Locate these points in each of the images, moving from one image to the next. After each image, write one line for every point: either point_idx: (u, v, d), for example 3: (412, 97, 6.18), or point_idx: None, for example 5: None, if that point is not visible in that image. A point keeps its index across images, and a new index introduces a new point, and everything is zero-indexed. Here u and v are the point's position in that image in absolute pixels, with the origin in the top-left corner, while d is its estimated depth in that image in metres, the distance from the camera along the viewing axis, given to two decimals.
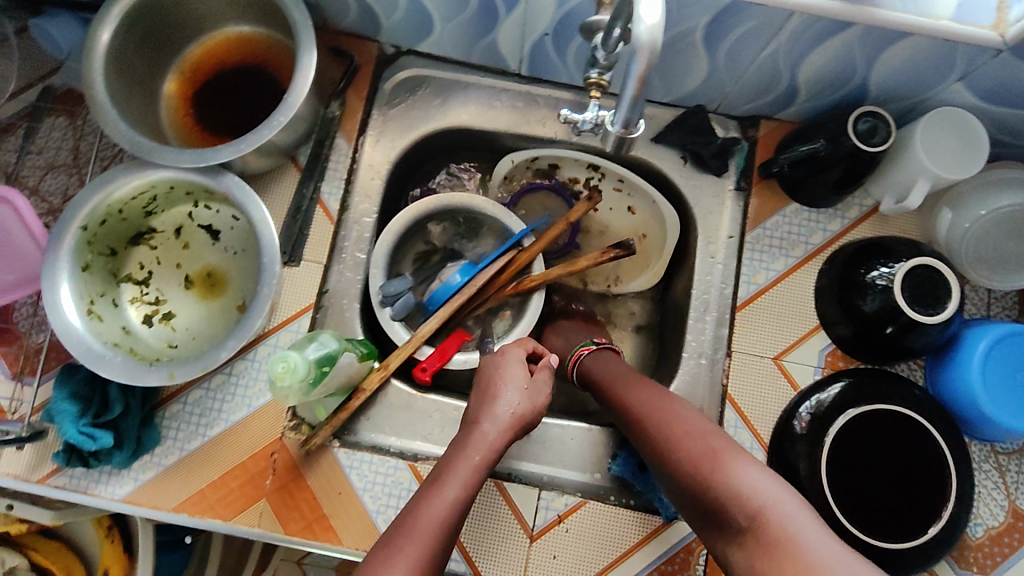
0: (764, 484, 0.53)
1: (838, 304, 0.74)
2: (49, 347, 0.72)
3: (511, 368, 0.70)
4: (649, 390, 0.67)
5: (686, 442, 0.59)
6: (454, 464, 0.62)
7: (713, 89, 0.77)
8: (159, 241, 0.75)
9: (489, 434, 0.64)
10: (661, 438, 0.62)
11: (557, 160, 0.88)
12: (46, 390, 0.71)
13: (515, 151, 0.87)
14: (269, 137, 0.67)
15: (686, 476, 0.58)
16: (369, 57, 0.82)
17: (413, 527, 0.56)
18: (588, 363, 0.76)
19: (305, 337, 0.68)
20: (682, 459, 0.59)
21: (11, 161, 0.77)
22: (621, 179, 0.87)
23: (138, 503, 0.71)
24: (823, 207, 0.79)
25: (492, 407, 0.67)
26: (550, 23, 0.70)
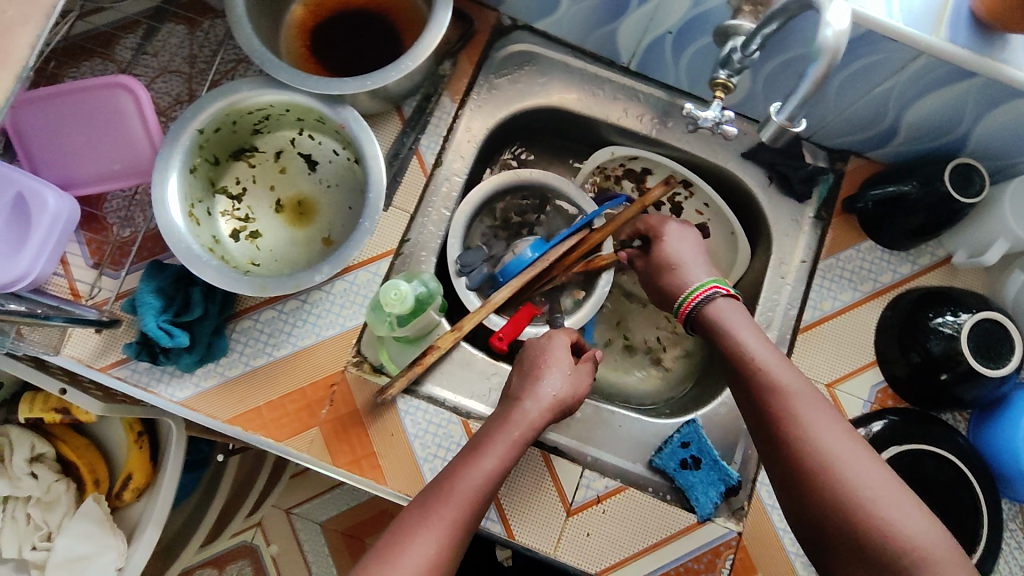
0: (941, 548, 0.50)
1: (897, 344, 0.76)
2: (140, 241, 0.74)
3: (555, 353, 0.74)
4: (777, 355, 0.61)
5: (827, 447, 0.55)
6: (494, 437, 0.66)
7: (814, 116, 0.79)
8: (259, 161, 0.77)
9: (528, 412, 0.68)
10: (824, 447, 0.55)
11: (651, 166, 0.89)
12: (133, 279, 0.73)
13: (618, 145, 0.87)
14: (394, 79, 0.68)
15: (826, 490, 0.53)
16: (486, 24, 0.84)
17: (451, 493, 0.61)
18: (725, 308, 0.65)
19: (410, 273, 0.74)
20: (856, 488, 0.52)
21: (126, 58, 0.79)
22: (706, 203, 0.88)
23: (193, 408, 0.72)
24: (898, 249, 0.81)
25: (534, 387, 0.71)
26: (678, 22, 0.72)
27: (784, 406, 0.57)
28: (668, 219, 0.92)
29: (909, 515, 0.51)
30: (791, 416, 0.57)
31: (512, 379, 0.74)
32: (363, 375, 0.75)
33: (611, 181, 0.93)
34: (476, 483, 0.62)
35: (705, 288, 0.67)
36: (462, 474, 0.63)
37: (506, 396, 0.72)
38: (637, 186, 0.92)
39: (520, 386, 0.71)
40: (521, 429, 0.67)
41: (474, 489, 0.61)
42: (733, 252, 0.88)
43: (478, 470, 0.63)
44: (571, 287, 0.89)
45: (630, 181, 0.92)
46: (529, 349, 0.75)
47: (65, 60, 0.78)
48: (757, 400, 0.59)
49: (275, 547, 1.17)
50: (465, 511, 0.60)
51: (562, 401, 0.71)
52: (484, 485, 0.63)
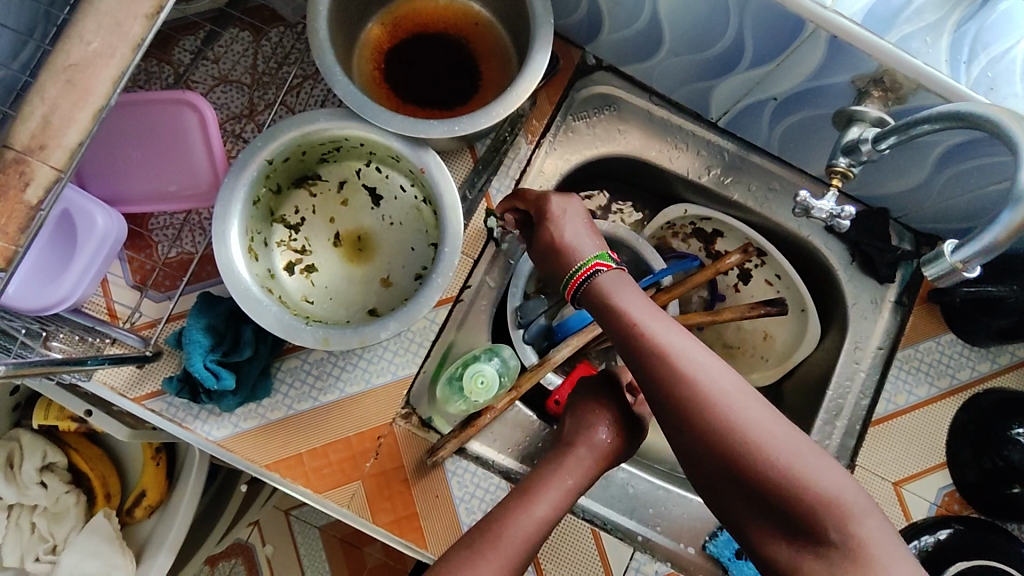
0: (854, 499, 0.44)
1: (972, 450, 0.73)
2: (199, 260, 0.69)
3: (611, 393, 0.69)
4: (655, 313, 0.54)
5: (725, 403, 0.47)
6: (547, 483, 0.62)
7: (912, 199, 0.74)
8: (320, 190, 0.71)
9: (583, 459, 0.64)
10: (726, 402, 0.47)
11: (724, 229, 0.85)
12: (186, 301, 0.68)
13: (693, 204, 0.82)
14: (484, 127, 0.63)
15: (720, 446, 0.47)
16: (570, 63, 0.79)
17: (498, 537, 0.57)
18: (608, 283, 0.57)
19: (489, 347, 0.73)
20: (756, 442, 0.46)
21: (184, 61, 0.74)
22: (779, 274, 0.84)
23: (231, 450, 0.68)
24: (979, 346, 0.77)
25: (589, 431, 0.66)
26: (787, 91, 0.67)
27: (669, 362, 0.50)
28: (734, 285, 0.88)
29: (828, 478, 0.44)
30: (678, 371, 0.49)
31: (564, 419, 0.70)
32: (412, 430, 0.70)
33: (679, 238, 0.89)
34: (528, 533, 0.58)
35: (590, 265, 0.58)
36: (513, 520, 0.59)
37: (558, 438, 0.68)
38: (706, 247, 0.88)
39: (574, 429, 0.67)
40: (575, 476, 0.63)
41: (523, 536, 0.57)
42: (802, 332, 0.83)
43: (529, 516, 0.59)
44: None
45: (698, 241, 0.88)
46: (583, 390, 0.70)
47: None
48: (638, 360, 0.52)
49: (270, 547, 1.21)
50: (513, 560, 0.56)
51: (615, 451, 0.67)
52: (533, 534, 0.59)
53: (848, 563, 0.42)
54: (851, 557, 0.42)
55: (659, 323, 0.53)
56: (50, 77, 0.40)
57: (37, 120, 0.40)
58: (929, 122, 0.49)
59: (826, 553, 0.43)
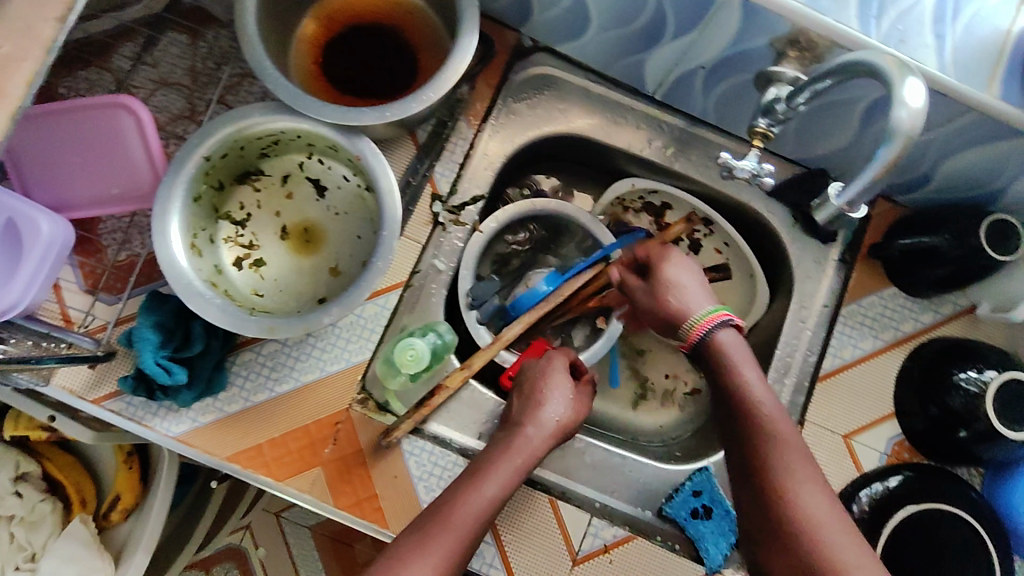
0: (856, 548, 0.50)
1: (918, 398, 0.75)
2: (142, 263, 0.70)
3: (556, 376, 0.73)
4: (759, 378, 0.59)
5: (784, 467, 0.54)
6: (495, 463, 0.65)
7: (845, 159, 0.76)
8: (264, 185, 0.73)
9: (531, 439, 0.68)
10: (783, 465, 0.54)
11: (672, 200, 0.87)
12: (134, 304, 0.69)
13: (640, 177, 0.84)
14: (415, 111, 0.64)
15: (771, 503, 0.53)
16: (506, 46, 0.80)
17: (448, 518, 0.59)
18: (731, 337, 0.61)
19: (424, 323, 0.74)
20: (779, 489, 0.53)
21: (123, 68, 0.74)
22: (727, 242, 0.86)
23: (190, 444, 0.69)
24: (921, 297, 0.79)
25: (536, 412, 0.70)
26: (713, 58, 0.68)
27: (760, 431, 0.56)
28: (685, 256, 0.89)
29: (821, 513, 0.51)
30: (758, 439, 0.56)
31: (511, 403, 0.73)
32: (368, 415, 0.72)
33: (630, 214, 0.89)
34: (477, 510, 0.60)
35: (714, 313, 0.62)
36: (463, 499, 0.61)
37: (507, 422, 0.71)
38: (655, 221, 0.88)
39: (522, 412, 0.70)
40: (523, 455, 0.66)
41: (473, 514, 0.60)
42: (752, 295, 0.86)
43: (479, 495, 0.62)
44: (583, 322, 0.86)
45: (648, 216, 0.88)
46: (529, 371, 0.74)
47: (58, 69, 0.73)
48: (746, 434, 0.57)
49: (263, 550, 1.21)
50: (464, 538, 0.58)
51: (563, 428, 0.70)
52: (485, 511, 0.61)
53: None
54: None
55: (770, 400, 0.58)
56: None
57: None
58: (826, 78, 0.51)
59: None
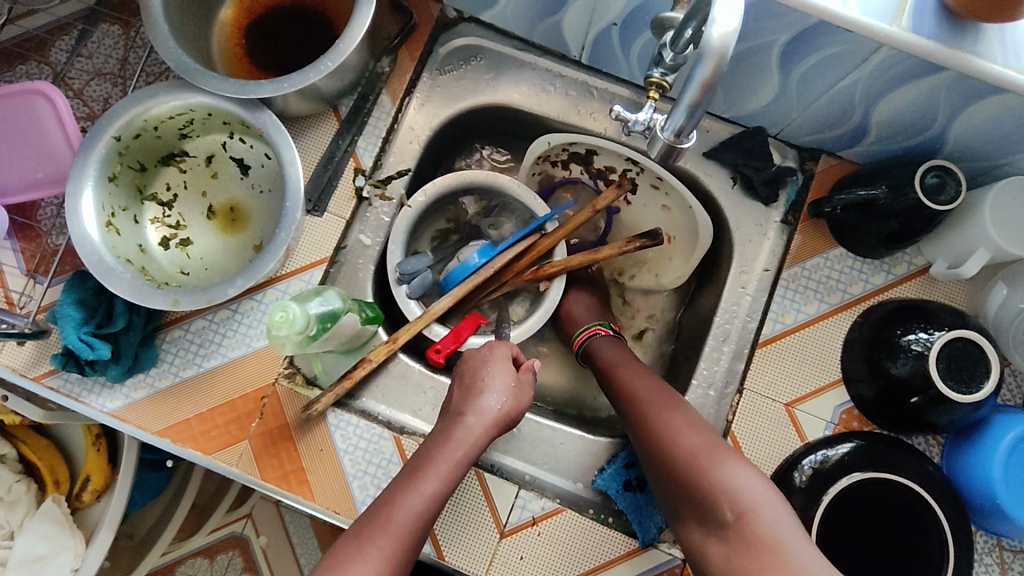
0: (735, 462, 0.59)
1: (865, 363, 0.70)
2: (66, 251, 0.72)
3: (496, 363, 0.70)
4: (649, 377, 0.71)
5: (684, 436, 0.62)
6: (434, 459, 0.63)
7: (778, 114, 0.73)
8: (189, 166, 0.74)
9: (471, 429, 0.65)
10: (677, 433, 0.63)
11: (596, 148, 0.83)
12: (54, 292, 0.71)
13: (554, 133, 0.82)
14: (314, 81, 0.66)
15: (677, 465, 0.61)
16: (429, 18, 0.79)
17: (388, 521, 0.59)
18: (602, 344, 0.78)
19: (313, 289, 0.64)
20: (680, 450, 0.62)
21: (61, 61, 0.76)
22: (659, 178, 0.83)
23: (124, 420, 0.71)
24: (871, 257, 0.74)
25: (476, 401, 0.67)
26: (621, 13, 0.66)
27: (653, 408, 0.66)
28: (624, 198, 0.88)
29: (731, 470, 0.58)
30: (652, 413, 0.66)
31: (452, 391, 0.70)
32: (294, 389, 0.72)
33: (559, 166, 0.88)
34: (418, 510, 0.60)
35: (591, 328, 0.80)
36: (400, 499, 0.61)
37: (447, 411, 0.69)
38: (586, 168, 0.87)
39: (461, 402, 0.68)
40: (464, 448, 0.64)
41: (414, 514, 0.60)
42: (696, 227, 0.83)
43: (419, 493, 0.62)
44: (523, 295, 0.86)
45: (578, 164, 0.87)
46: (469, 361, 0.71)
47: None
48: (623, 411, 0.70)
49: (265, 537, 1.21)
50: (403, 540, 0.59)
51: (505, 416, 0.68)
52: (426, 509, 0.61)
53: (741, 537, 0.55)
54: (742, 529, 0.55)
55: (638, 377, 0.71)
56: None
57: None
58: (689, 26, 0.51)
59: (721, 521, 0.57)
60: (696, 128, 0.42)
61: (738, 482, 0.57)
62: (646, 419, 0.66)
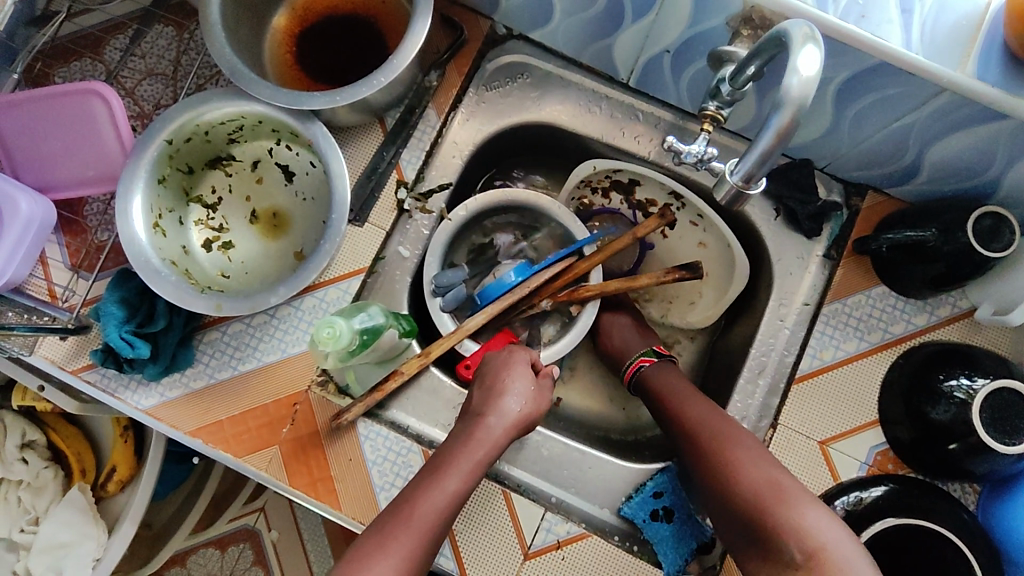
0: (802, 501, 0.58)
1: (903, 405, 0.69)
2: (111, 248, 0.74)
3: (517, 367, 0.71)
4: (706, 405, 0.70)
5: (747, 472, 0.62)
6: (455, 457, 0.64)
7: (827, 148, 0.72)
8: (235, 170, 0.75)
9: (493, 429, 0.67)
10: (740, 469, 0.62)
11: (639, 177, 0.83)
12: (98, 288, 0.73)
13: (599, 159, 0.82)
14: (365, 95, 0.66)
15: (741, 500, 0.61)
16: (478, 33, 0.79)
17: (409, 519, 0.61)
18: (651, 373, 0.77)
19: (352, 305, 0.64)
20: (744, 486, 0.61)
21: (114, 59, 0.77)
22: (700, 214, 0.83)
23: (158, 418, 0.72)
24: (915, 298, 0.73)
25: (497, 402, 0.68)
26: (675, 40, 0.66)
27: (715, 440, 0.66)
28: (661, 231, 0.87)
29: (799, 510, 0.58)
30: (713, 446, 0.65)
31: (473, 393, 0.72)
32: (326, 396, 0.73)
33: (599, 193, 0.88)
34: (438, 509, 0.61)
35: (635, 360, 0.80)
36: (422, 497, 0.62)
37: (467, 411, 0.70)
38: (627, 198, 0.87)
39: (482, 402, 0.69)
40: (486, 447, 0.66)
41: (435, 512, 0.61)
42: (733, 265, 0.83)
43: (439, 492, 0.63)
44: (554, 317, 0.85)
45: (618, 194, 0.87)
46: (490, 365, 0.72)
47: (53, 59, 0.77)
48: (678, 439, 0.70)
49: (276, 531, 1.21)
50: (423, 536, 0.60)
51: (525, 417, 0.69)
52: (447, 507, 0.62)
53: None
54: (812, 570, 0.55)
55: (693, 403, 0.70)
56: None
57: None
58: (749, 66, 0.50)
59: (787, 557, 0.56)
60: (766, 173, 0.42)
61: (805, 520, 0.57)
62: (707, 450, 0.66)
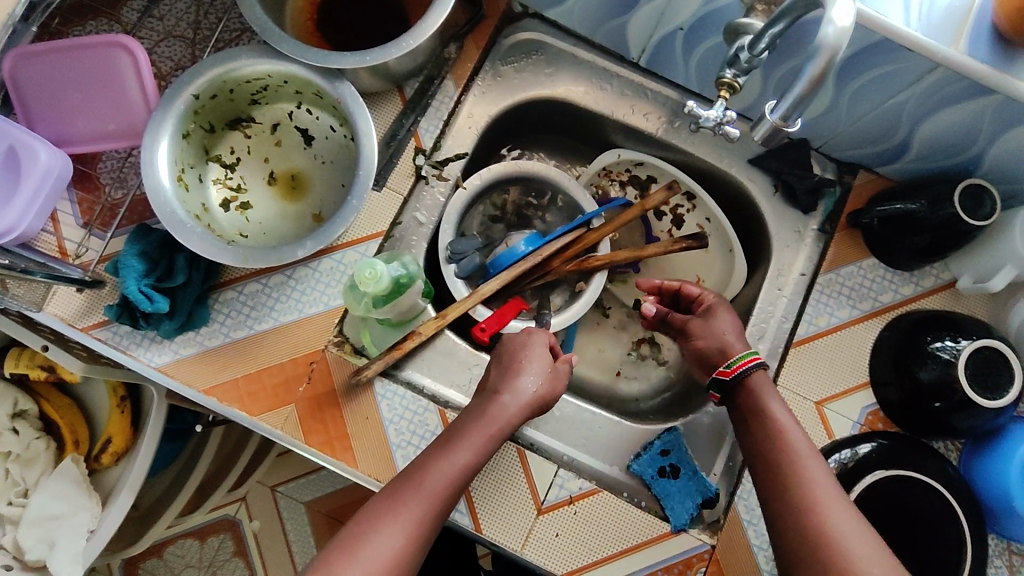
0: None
1: (892, 367, 0.74)
2: (128, 205, 0.73)
3: (535, 349, 0.72)
4: (792, 418, 0.65)
5: (817, 496, 0.58)
6: (468, 430, 0.64)
7: (824, 127, 0.77)
8: (255, 132, 0.76)
9: (506, 407, 0.67)
10: (812, 490, 0.59)
11: (657, 173, 0.89)
12: (115, 244, 0.72)
13: (625, 148, 0.87)
14: (394, 57, 0.68)
15: (803, 522, 0.58)
16: (496, 10, 0.83)
17: (420, 487, 0.60)
18: (763, 384, 0.68)
19: (390, 254, 0.70)
20: (814, 510, 0.58)
21: (132, 20, 0.78)
22: (708, 217, 0.87)
23: (171, 376, 0.72)
24: (902, 269, 0.78)
25: (513, 380, 0.69)
26: (689, 18, 0.70)
27: (790, 455, 0.62)
28: (668, 230, 0.91)
29: (859, 553, 0.54)
30: (791, 460, 0.61)
31: (490, 371, 0.72)
32: (343, 356, 0.74)
33: (615, 185, 0.92)
34: (448, 480, 0.61)
35: (744, 360, 0.69)
36: (432, 467, 0.62)
37: (483, 389, 0.70)
38: (640, 194, 0.91)
39: (500, 380, 0.69)
40: (498, 424, 0.66)
41: (445, 482, 0.61)
42: (731, 270, 0.86)
43: (450, 464, 0.62)
44: (563, 286, 0.88)
45: (634, 188, 0.91)
46: (509, 342, 0.73)
47: (69, 17, 0.77)
48: (756, 450, 0.65)
49: (257, 522, 1.22)
50: (433, 506, 0.60)
51: (541, 398, 0.69)
52: (456, 479, 0.62)
53: None
54: None
55: (797, 433, 0.64)
56: None
57: None
58: (775, 24, 0.54)
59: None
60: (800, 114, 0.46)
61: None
62: (780, 461, 0.62)
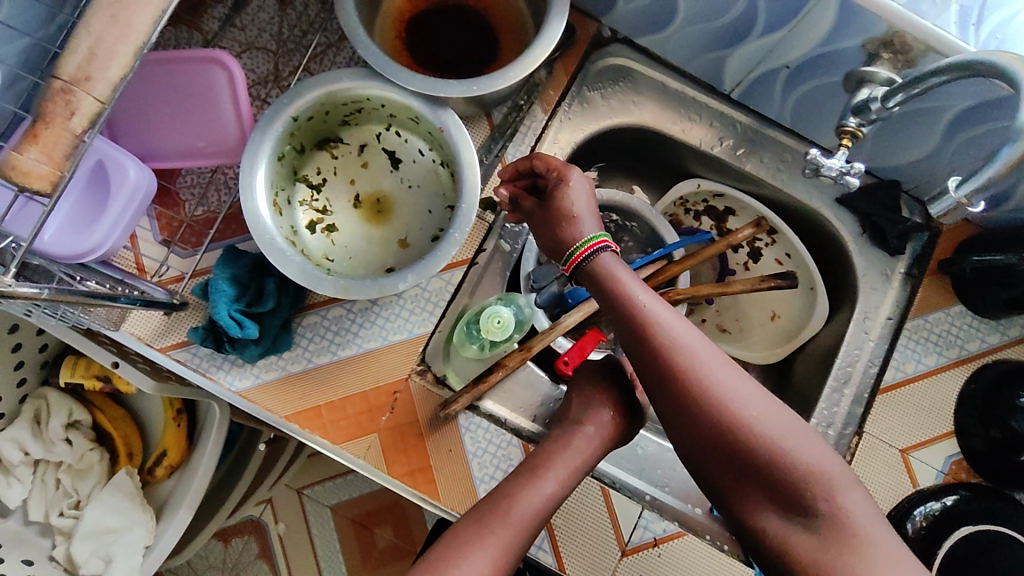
0: (839, 474, 0.48)
1: (980, 418, 0.73)
2: (223, 219, 0.71)
3: (615, 377, 0.69)
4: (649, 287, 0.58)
5: (679, 360, 0.52)
6: (555, 460, 0.63)
7: (922, 171, 0.75)
8: (342, 153, 0.74)
9: (591, 438, 0.65)
10: (687, 359, 0.52)
11: (737, 207, 0.87)
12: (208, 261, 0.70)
13: (705, 178, 0.86)
14: (501, 87, 0.65)
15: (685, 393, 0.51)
16: (586, 35, 0.80)
17: (508, 512, 0.57)
18: (610, 262, 0.59)
19: (506, 294, 0.75)
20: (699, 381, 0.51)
21: (213, 29, 0.75)
22: (788, 253, 0.86)
23: (250, 401, 0.70)
24: (990, 317, 0.77)
25: (596, 411, 0.67)
26: (799, 58, 0.67)
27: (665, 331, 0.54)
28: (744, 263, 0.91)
29: (781, 427, 0.49)
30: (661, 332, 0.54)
31: (568, 399, 0.70)
32: (427, 386, 0.72)
33: (691, 215, 0.91)
34: (537, 508, 0.59)
35: (594, 241, 0.60)
36: (520, 495, 0.59)
37: (563, 418, 0.68)
38: (716, 225, 0.90)
39: (580, 411, 0.67)
40: (583, 456, 0.64)
41: (532, 509, 0.58)
42: (810, 310, 0.85)
43: (537, 493, 0.60)
44: None
45: (709, 220, 0.90)
46: (585, 368, 0.70)
47: None
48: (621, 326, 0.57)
49: (283, 525, 1.20)
50: (521, 534, 0.57)
51: (620, 431, 0.67)
52: (543, 509, 0.60)
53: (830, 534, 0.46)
54: (832, 520, 0.46)
55: (653, 299, 0.56)
56: (95, 14, 0.43)
57: (84, 52, 0.43)
58: (939, 74, 0.52)
59: (815, 525, 0.47)
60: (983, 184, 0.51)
61: (850, 505, 0.47)
62: (647, 336, 0.54)
